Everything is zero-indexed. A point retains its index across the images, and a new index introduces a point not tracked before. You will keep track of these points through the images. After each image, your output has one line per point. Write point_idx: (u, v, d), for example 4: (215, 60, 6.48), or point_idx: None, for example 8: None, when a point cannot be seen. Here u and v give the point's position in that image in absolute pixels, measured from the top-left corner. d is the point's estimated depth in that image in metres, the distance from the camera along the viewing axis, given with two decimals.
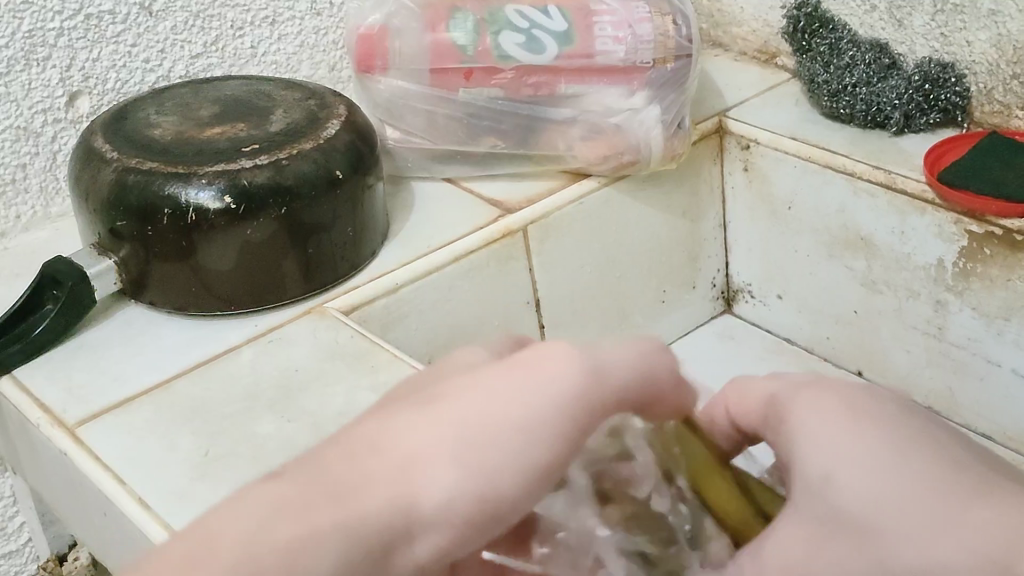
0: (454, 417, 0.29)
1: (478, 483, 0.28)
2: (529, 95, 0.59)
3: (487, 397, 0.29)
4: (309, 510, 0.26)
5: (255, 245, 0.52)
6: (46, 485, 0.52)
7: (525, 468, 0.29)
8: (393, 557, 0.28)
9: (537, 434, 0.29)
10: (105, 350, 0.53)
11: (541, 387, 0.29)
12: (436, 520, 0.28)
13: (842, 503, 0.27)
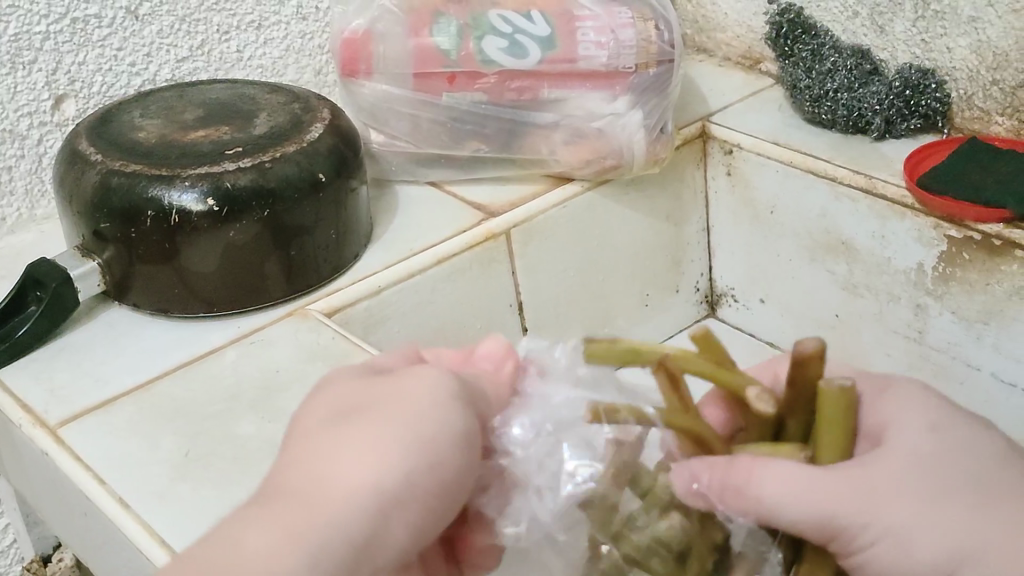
0: (374, 413, 0.30)
1: (424, 455, 0.30)
2: (511, 100, 0.60)
3: (396, 391, 0.31)
4: (280, 522, 0.28)
5: (237, 247, 0.52)
6: (28, 486, 0.52)
7: (452, 435, 0.31)
8: (371, 544, 0.29)
9: (448, 404, 0.31)
10: (88, 350, 0.53)
11: (429, 376, 0.32)
12: (401, 499, 0.29)
13: (921, 464, 0.31)
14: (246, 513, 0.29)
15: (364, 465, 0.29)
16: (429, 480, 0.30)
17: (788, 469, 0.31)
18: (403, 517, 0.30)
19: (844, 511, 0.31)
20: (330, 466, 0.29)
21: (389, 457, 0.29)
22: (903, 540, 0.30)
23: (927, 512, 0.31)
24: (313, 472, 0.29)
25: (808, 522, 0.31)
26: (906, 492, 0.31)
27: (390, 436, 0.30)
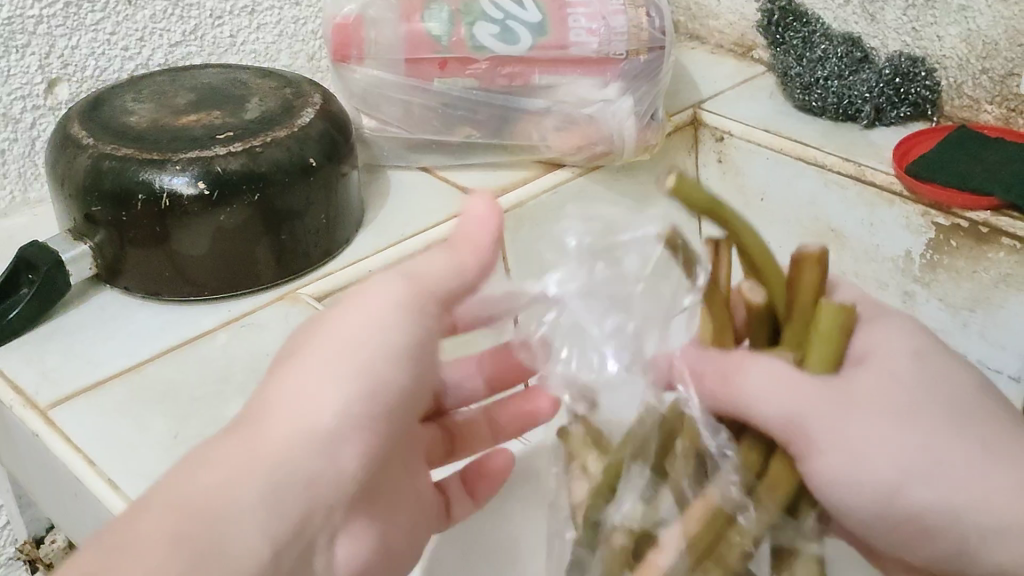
0: (312, 353, 0.32)
1: (364, 384, 0.32)
2: (502, 86, 0.60)
3: (346, 320, 0.33)
4: (230, 462, 0.30)
5: (228, 231, 0.52)
6: (20, 467, 0.52)
7: (391, 361, 0.33)
8: (322, 475, 0.31)
9: (391, 331, 0.33)
10: (80, 333, 0.53)
11: (377, 297, 0.34)
12: (348, 431, 0.32)
13: (901, 392, 0.33)
14: (204, 454, 0.31)
15: (312, 399, 0.31)
16: (371, 408, 0.32)
17: (772, 367, 0.33)
18: (352, 445, 0.32)
19: (815, 413, 0.32)
20: (272, 407, 0.31)
21: (330, 394, 0.31)
22: (861, 450, 0.31)
23: (894, 425, 0.32)
24: (258, 412, 0.31)
25: (777, 416, 0.32)
26: (881, 409, 0.32)
27: (326, 372, 0.32)
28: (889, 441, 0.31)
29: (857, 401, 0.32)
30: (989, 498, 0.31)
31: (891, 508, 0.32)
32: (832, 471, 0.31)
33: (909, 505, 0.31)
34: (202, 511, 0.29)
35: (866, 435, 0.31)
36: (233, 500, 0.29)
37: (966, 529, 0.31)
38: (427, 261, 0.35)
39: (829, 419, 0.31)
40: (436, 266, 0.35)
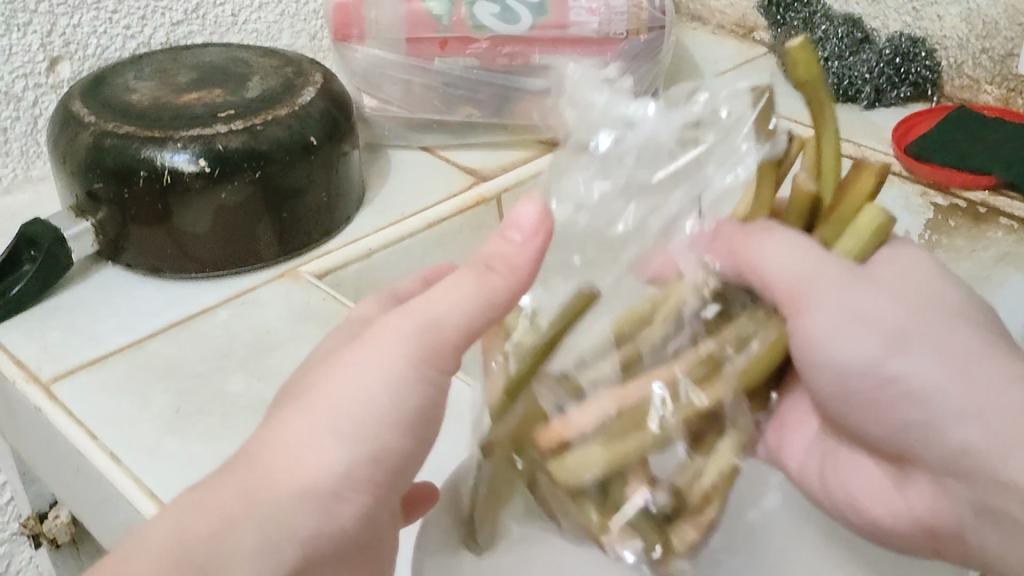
0: (318, 400, 0.30)
1: (363, 449, 0.30)
2: (504, 65, 0.60)
3: (353, 371, 0.30)
4: (218, 506, 0.29)
5: (229, 209, 0.52)
6: (22, 442, 0.53)
7: (396, 421, 0.30)
8: (315, 534, 0.30)
9: (401, 388, 0.30)
10: (81, 309, 0.54)
11: (390, 348, 0.30)
12: (344, 493, 0.30)
13: (914, 289, 0.32)
14: (195, 491, 0.30)
15: (303, 454, 0.29)
16: (367, 458, 0.30)
17: (789, 241, 0.33)
18: (350, 505, 0.30)
19: (823, 280, 0.32)
20: (261, 447, 0.29)
21: (324, 446, 0.29)
22: (860, 320, 0.31)
23: (899, 306, 0.31)
24: (250, 449, 0.30)
25: (789, 275, 0.33)
26: (886, 291, 0.32)
27: (322, 422, 0.29)
28: (891, 314, 0.31)
29: (867, 285, 0.32)
30: (982, 401, 0.29)
31: (862, 380, 0.32)
32: (816, 332, 0.32)
33: (881, 380, 0.32)
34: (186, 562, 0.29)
35: (868, 311, 0.31)
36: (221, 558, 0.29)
37: (925, 421, 0.31)
38: (450, 283, 0.31)
39: (837, 292, 0.32)
40: (455, 286, 0.31)
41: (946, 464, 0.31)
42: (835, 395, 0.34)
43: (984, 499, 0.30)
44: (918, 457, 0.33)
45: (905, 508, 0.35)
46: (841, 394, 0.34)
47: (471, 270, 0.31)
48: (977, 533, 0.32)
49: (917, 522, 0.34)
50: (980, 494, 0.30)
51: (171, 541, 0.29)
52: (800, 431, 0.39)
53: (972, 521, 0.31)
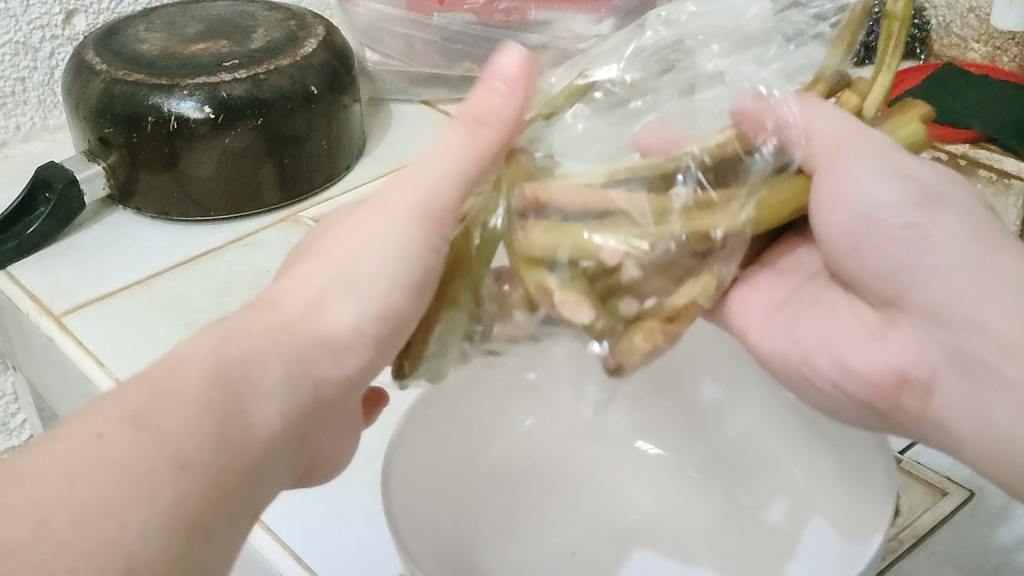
0: (331, 258, 0.32)
1: (376, 304, 0.32)
2: (501, 21, 0.62)
3: (363, 234, 0.32)
4: (253, 338, 0.29)
5: (233, 153, 0.55)
6: (37, 372, 0.56)
7: (409, 287, 0.32)
8: (329, 379, 0.30)
9: (413, 252, 0.32)
10: (93, 248, 0.56)
11: (388, 219, 0.32)
12: (354, 347, 0.31)
13: (938, 188, 0.34)
14: (213, 327, 0.30)
15: (321, 305, 0.31)
16: (377, 317, 0.32)
17: (827, 112, 0.35)
18: (357, 360, 0.31)
19: (854, 141, 0.34)
20: (278, 300, 0.31)
21: (341, 303, 0.31)
22: (895, 172, 0.34)
23: (919, 183, 0.34)
24: (266, 302, 0.31)
25: (832, 131, 0.35)
26: (901, 170, 0.34)
27: (337, 279, 0.32)
28: (920, 176, 0.34)
29: (889, 158, 0.34)
30: (989, 277, 0.31)
31: (882, 221, 0.33)
32: (851, 169, 0.34)
33: (901, 222, 0.33)
34: (228, 378, 0.27)
35: (903, 172, 0.34)
36: (255, 377, 0.28)
37: (928, 264, 0.32)
38: (439, 147, 0.33)
39: (878, 148, 0.34)
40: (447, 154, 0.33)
41: (933, 312, 0.32)
42: (840, 247, 0.35)
43: (962, 344, 0.32)
44: (913, 302, 0.33)
45: (878, 349, 0.33)
46: (850, 235, 0.34)
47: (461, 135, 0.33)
48: (942, 388, 0.32)
49: (890, 360, 0.33)
50: (962, 339, 0.32)
51: (211, 356, 0.28)
52: (762, 292, 0.39)
53: (943, 370, 0.32)
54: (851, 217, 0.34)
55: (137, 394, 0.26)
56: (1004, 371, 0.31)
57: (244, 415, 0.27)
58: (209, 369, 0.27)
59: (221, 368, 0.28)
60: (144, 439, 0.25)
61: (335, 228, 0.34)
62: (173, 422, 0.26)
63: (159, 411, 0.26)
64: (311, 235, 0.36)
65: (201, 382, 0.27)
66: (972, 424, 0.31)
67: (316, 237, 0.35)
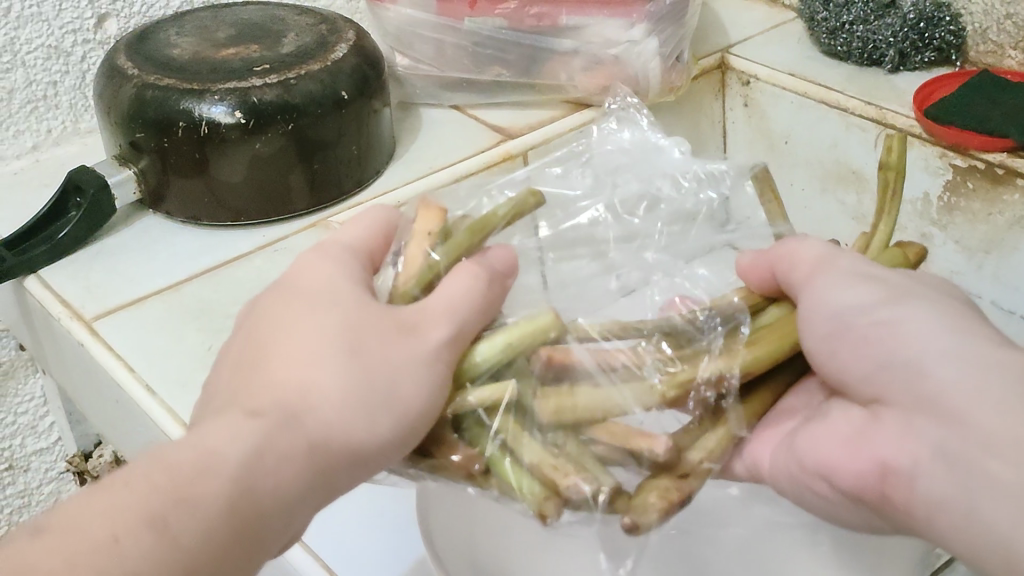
0: (366, 366, 0.31)
1: (402, 424, 0.31)
2: (532, 26, 0.62)
3: (400, 352, 0.32)
4: (280, 446, 0.29)
5: (264, 158, 0.55)
6: (68, 377, 0.56)
7: (433, 410, 0.32)
8: (341, 483, 0.31)
9: (437, 384, 0.32)
10: (124, 253, 0.57)
11: (423, 352, 0.32)
12: (375, 461, 0.31)
13: (917, 290, 0.33)
14: (250, 427, 0.30)
15: (355, 421, 0.30)
16: (406, 443, 0.31)
17: (810, 239, 0.36)
18: (376, 467, 0.31)
19: (832, 262, 0.35)
20: (315, 405, 0.30)
21: (371, 422, 0.31)
22: (865, 279, 0.33)
23: (889, 287, 0.33)
24: (302, 408, 0.30)
25: (813, 255, 0.35)
26: (876, 279, 0.34)
27: (379, 400, 0.31)
28: (892, 283, 0.33)
29: (866, 270, 0.34)
30: (972, 370, 0.30)
31: (855, 325, 0.33)
32: (823, 283, 0.34)
33: (868, 322, 0.33)
34: (243, 491, 0.29)
35: (875, 279, 0.34)
36: (268, 488, 0.29)
37: (903, 358, 0.32)
38: (461, 282, 0.34)
39: (852, 264, 0.35)
40: (468, 292, 0.33)
41: (917, 405, 0.31)
42: (820, 359, 0.34)
43: (947, 439, 0.30)
44: (890, 404, 0.32)
45: (862, 454, 0.32)
46: (824, 344, 0.34)
47: (480, 273, 0.34)
48: (926, 482, 0.30)
49: (874, 459, 0.32)
50: (946, 430, 0.30)
51: (237, 464, 0.29)
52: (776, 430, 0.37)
53: (923, 463, 0.30)
54: (822, 327, 0.34)
55: (155, 496, 0.28)
56: (989, 466, 0.29)
57: (252, 520, 0.29)
58: (230, 482, 0.28)
59: (241, 477, 0.29)
60: (155, 553, 0.27)
61: (369, 321, 0.32)
62: (188, 533, 0.28)
63: (178, 519, 0.28)
64: (312, 293, 0.34)
65: (219, 499, 0.28)
66: (959, 522, 0.29)
67: (339, 314, 0.32)
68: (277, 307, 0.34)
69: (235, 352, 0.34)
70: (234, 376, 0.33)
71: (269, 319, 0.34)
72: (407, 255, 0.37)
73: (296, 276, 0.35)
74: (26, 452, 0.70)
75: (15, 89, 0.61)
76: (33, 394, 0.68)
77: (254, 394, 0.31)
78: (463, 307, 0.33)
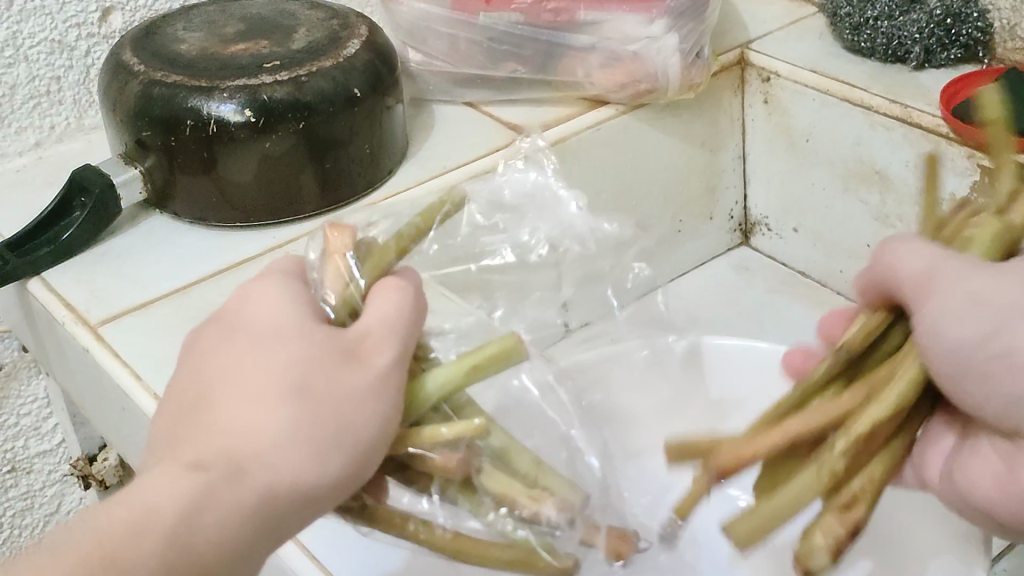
0: (309, 403, 0.30)
1: (352, 463, 0.31)
2: (548, 20, 0.60)
3: (344, 382, 0.31)
4: (220, 498, 0.29)
5: (273, 157, 0.53)
6: (73, 381, 0.55)
7: (380, 442, 0.31)
8: (288, 528, 0.30)
9: (381, 414, 0.31)
10: (130, 255, 0.55)
11: (367, 381, 0.31)
12: (323, 504, 0.30)
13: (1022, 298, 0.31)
14: (187, 483, 0.29)
15: (303, 463, 0.30)
16: (355, 482, 0.31)
17: (914, 248, 0.35)
18: (326, 508, 0.31)
19: (941, 275, 0.33)
20: (264, 454, 0.29)
21: (320, 465, 0.30)
22: (971, 301, 0.32)
23: (1004, 300, 0.31)
24: (248, 455, 0.29)
25: (917, 269, 0.34)
26: (990, 295, 0.32)
27: (329, 442, 0.30)
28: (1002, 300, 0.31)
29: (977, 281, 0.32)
30: None
31: (970, 359, 0.31)
32: (930, 318, 0.33)
33: (986, 363, 0.31)
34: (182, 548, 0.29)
35: (981, 298, 0.32)
36: (206, 541, 0.29)
37: None
38: (390, 302, 0.34)
39: (956, 276, 0.33)
40: (399, 308, 0.34)
41: None
42: (954, 395, 0.33)
43: None
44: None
45: None
46: (953, 386, 0.32)
47: (404, 288, 0.35)
48: None
49: None
50: None
51: (174, 519, 0.29)
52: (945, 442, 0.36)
53: None
54: (945, 370, 0.32)
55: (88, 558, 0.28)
56: None
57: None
58: (166, 539, 0.28)
59: (178, 530, 0.29)
60: None
61: (314, 357, 0.31)
62: None
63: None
64: (258, 327, 0.33)
65: (154, 556, 0.28)
66: None
67: (285, 349, 0.31)
68: (221, 345, 0.33)
69: (174, 401, 0.32)
70: (172, 426, 0.32)
71: (215, 356, 0.33)
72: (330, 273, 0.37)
73: (241, 306, 0.34)
74: (29, 454, 0.69)
75: (18, 84, 0.59)
76: (36, 395, 0.67)
77: (195, 444, 0.30)
78: (396, 332, 0.33)
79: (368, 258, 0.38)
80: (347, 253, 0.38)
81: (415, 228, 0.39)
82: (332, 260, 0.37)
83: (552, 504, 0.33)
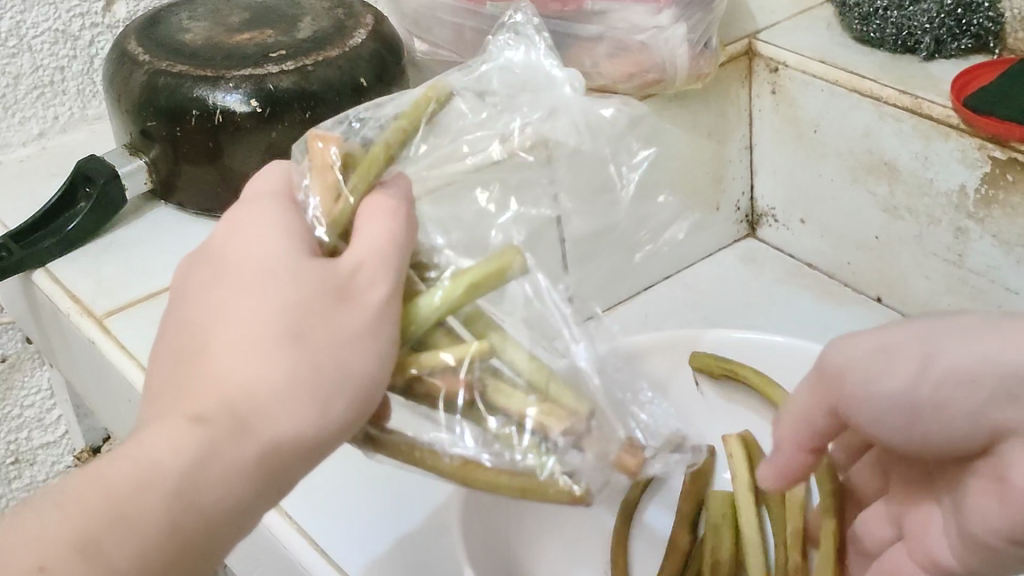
0: (305, 349, 0.29)
1: (353, 407, 0.30)
2: (556, 10, 0.60)
3: (340, 324, 0.30)
4: (227, 452, 0.28)
5: (279, 148, 0.53)
6: (78, 374, 0.55)
7: (381, 383, 0.31)
8: (294, 475, 0.30)
9: (379, 354, 0.31)
10: (136, 246, 0.55)
11: (363, 320, 0.31)
12: (326, 449, 0.30)
13: (918, 333, 0.34)
14: (191, 437, 0.28)
15: (304, 410, 0.29)
16: (357, 423, 0.31)
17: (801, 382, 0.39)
18: (330, 450, 0.30)
19: (838, 359, 0.37)
20: (264, 405, 0.29)
21: (322, 411, 0.29)
22: (877, 352, 0.35)
23: (908, 336, 0.35)
24: (252, 407, 0.29)
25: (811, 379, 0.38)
26: (900, 343, 0.35)
27: (330, 389, 0.30)
28: (910, 336, 0.35)
29: (877, 341, 0.36)
30: None
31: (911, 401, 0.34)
32: (857, 390, 0.36)
33: (930, 397, 0.34)
34: (193, 504, 0.28)
35: (886, 349, 0.35)
36: (215, 496, 0.28)
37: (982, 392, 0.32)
38: (381, 228, 0.33)
39: (852, 347, 0.36)
40: (391, 242, 0.32)
41: None
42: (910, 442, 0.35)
43: None
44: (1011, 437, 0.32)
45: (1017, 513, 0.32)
46: (907, 434, 0.36)
47: (394, 214, 0.33)
48: None
49: None
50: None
51: (181, 475, 0.28)
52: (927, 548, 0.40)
53: None
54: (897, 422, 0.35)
55: (94, 517, 0.27)
56: None
57: (205, 527, 0.28)
58: (174, 497, 0.28)
59: (187, 485, 0.28)
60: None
61: (308, 298, 0.30)
62: (128, 554, 0.27)
63: (115, 543, 0.27)
64: (247, 263, 0.31)
65: (163, 515, 0.28)
66: None
67: (277, 290, 0.30)
68: (208, 288, 0.32)
69: (168, 343, 0.31)
70: (169, 371, 0.31)
71: (204, 303, 0.31)
72: (318, 183, 0.35)
73: (223, 244, 0.33)
74: (33, 446, 0.69)
75: (22, 74, 0.59)
76: (39, 386, 0.67)
77: (194, 397, 0.29)
78: (390, 264, 0.32)
79: (356, 168, 0.36)
80: (335, 163, 0.35)
81: (401, 133, 0.38)
82: (320, 172, 0.35)
83: (559, 424, 0.32)
